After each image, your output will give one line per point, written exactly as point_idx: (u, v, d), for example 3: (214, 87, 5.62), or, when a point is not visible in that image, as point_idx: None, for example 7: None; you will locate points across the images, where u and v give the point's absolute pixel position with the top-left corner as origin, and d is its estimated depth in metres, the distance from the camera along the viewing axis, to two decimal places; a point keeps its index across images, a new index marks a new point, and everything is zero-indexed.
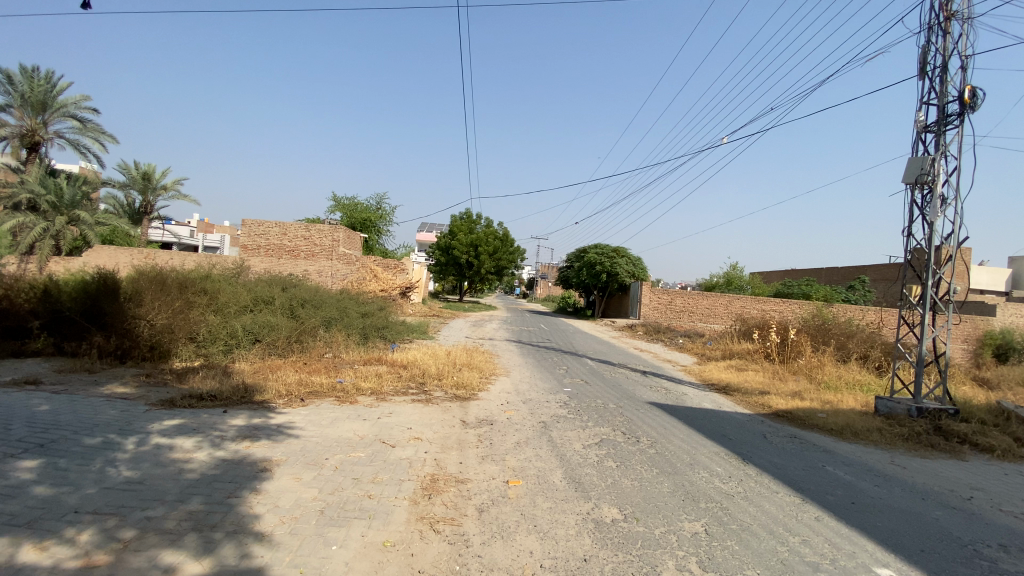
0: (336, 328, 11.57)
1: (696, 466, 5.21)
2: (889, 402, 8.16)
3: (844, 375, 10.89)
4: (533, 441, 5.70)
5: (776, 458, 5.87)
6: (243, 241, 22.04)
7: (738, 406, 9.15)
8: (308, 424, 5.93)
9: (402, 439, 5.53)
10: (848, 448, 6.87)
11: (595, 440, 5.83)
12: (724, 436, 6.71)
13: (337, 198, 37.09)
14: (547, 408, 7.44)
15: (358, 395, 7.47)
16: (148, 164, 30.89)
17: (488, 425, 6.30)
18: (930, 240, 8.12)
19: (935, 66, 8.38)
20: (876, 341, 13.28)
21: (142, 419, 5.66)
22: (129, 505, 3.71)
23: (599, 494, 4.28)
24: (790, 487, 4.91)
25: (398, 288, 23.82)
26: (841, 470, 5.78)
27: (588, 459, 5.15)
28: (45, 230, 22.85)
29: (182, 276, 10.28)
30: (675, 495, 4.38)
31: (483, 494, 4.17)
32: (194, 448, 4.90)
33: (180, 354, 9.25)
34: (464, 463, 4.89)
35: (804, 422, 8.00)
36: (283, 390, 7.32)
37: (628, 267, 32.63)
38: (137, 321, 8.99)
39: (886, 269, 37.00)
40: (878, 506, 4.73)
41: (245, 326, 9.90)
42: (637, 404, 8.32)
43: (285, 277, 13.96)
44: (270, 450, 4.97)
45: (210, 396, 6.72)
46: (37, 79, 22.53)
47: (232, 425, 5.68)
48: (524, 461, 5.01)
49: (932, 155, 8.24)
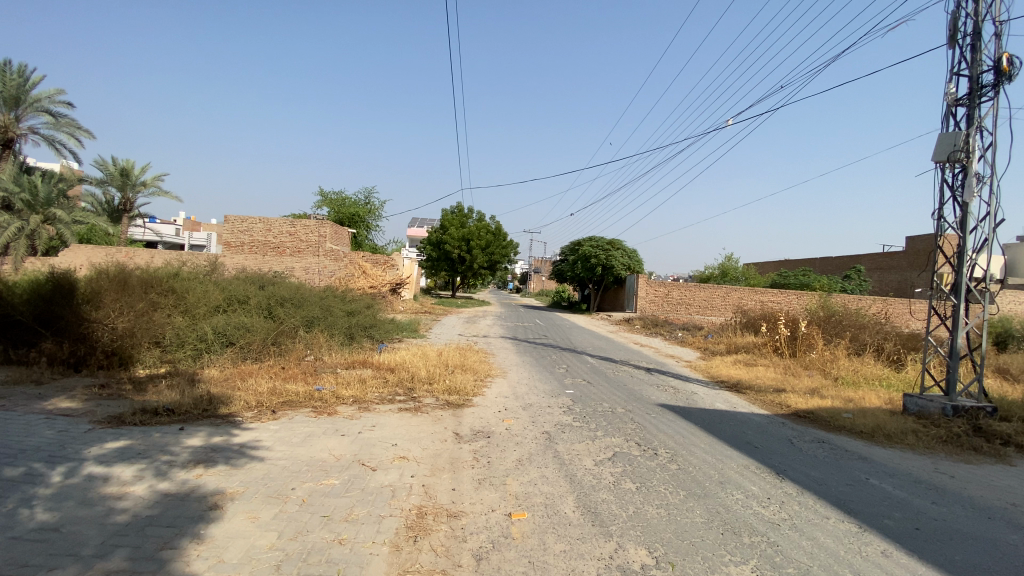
0: (318, 327, 10.74)
1: (728, 485, 4.48)
2: (920, 401, 7.50)
3: (861, 370, 10.22)
4: (537, 458, 4.94)
5: (813, 472, 5.13)
6: (226, 237, 21.15)
7: (752, 406, 8.45)
8: (276, 442, 5.13)
9: (386, 460, 4.75)
10: (884, 453, 6.17)
11: (607, 455, 5.09)
12: (749, 443, 5.97)
13: (325, 193, 36.03)
14: (550, 416, 6.68)
15: (338, 404, 6.67)
16: (127, 160, 29.74)
17: (485, 439, 5.52)
18: (962, 223, 7.44)
19: (966, 34, 7.69)
20: (891, 332, 12.61)
21: (79, 442, 4.84)
22: (32, 564, 2.94)
23: (621, 529, 3.54)
24: (840, 511, 4.17)
25: (388, 285, 23.00)
26: (886, 483, 5.07)
27: (603, 481, 4.40)
28: (19, 229, 21.65)
29: (146, 275, 9.42)
30: (711, 528, 3.64)
31: (481, 534, 3.42)
32: (133, 479, 4.11)
33: (144, 361, 8.43)
34: (458, 491, 4.11)
35: (830, 423, 7.30)
36: (252, 400, 6.50)
37: (623, 260, 31.86)
38: (93, 325, 8.13)
39: (881, 258, 36.55)
40: (944, 531, 4.01)
41: (216, 327, 9.02)
42: (646, 406, 7.59)
43: (265, 274, 13.11)
44: (225, 479, 4.17)
45: (167, 411, 5.91)
46: (9, 73, 21.35)
47: (186, 446, 4.88)
48: (528, 485, 4.25)
49: (964, 129, 7.53)
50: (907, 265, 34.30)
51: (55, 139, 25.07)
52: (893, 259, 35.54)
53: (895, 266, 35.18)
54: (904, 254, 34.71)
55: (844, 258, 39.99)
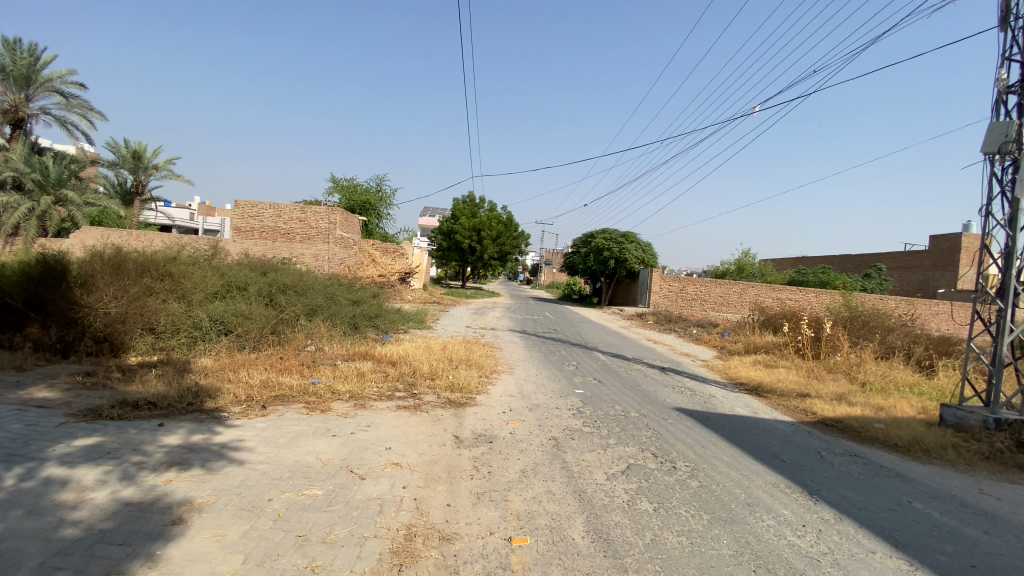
0: (321, 316, 10.35)
1: (757, 508, 3.99)
2: (959, 412, 6.90)
3: (891, 375, 9.61)
4: (543, 469, 4.48)
5: (849, 492, 4.62)
6: (235, 222, 20.91)
7: (774, 412, 7.92)
8: (260, 443, 4.72)
9: (376, 467, 4.32)
10: (923, 470, 5.63)
11: (621, 467, 4.63)
12: (777, 457, 5.45)
13: (337, 179, 35.64)
14: (559, 418, 6.22)
15: (333, 400, 6.26)
16: (139, 142, 29.57)
17: (486, 444, 5.07)
18: (1012, 221, 6.81)
19: (1019, 15, 6.99)
20: (922, 335, 11.93)
21: (46, 439, 4.50)
22: None
23: (637, 563, 3.07)
24: (886, 543, 3.66)
25: (397, 274, 22.63)
26: (930, 507, 4.55)
27: (617, 500, 3.92)
28: (30, 210, 21.55)
29: (142, 258, 9.09)
30: (741, 563, 3.16)
31: (477, 564, 2.97)
32: (95, 484, 3.73)
33: (137, 347, 8.10)
34: (453, 507, 3.67)
35: (860, 434, 6.75)
36: (242, 394, 6.09)
37: (637, 253, 31.11)
38: (84, 310, 7.79)
39: (903, 257, 35.46)
40: (1008, 568, 3.49)
41: (212, 314, 8.66)
42: (661, 410, 7.09)
43: (269, 260, 12.75)
44: (197, 486, 3.77)
45: (148, 403, 5.54)
46: (20, 51, 21.06)
47: (161, 445, 4.49)
48: (531, 503, 3.79)
49: (1016, 119, 6.87)
50: (930, 264, 33.23)
51: (67, 120, 24.94)
52: (915, 259, 34.47)
53: (918, 265, 34.12)
54: (927, 253, 33.62)
55: (864, 257, 38.91)
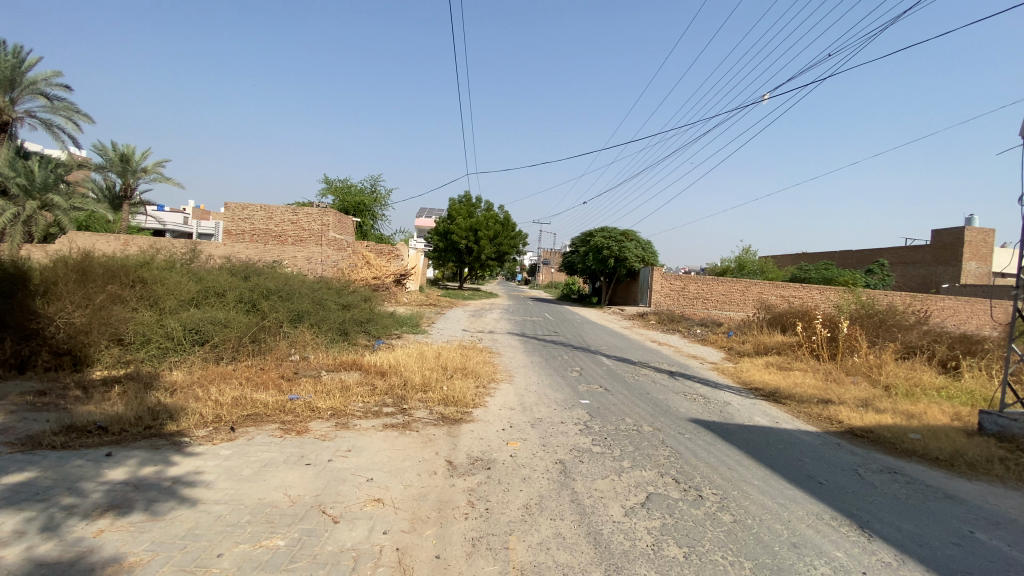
0: (307, 322, 9.70)
1: (806, 551, 3.36)
2: (1001, 419, 6.30)
3: (916, 378, 9.00)
4: (550, 504, 3.83)
5: (904, 523, 4.00)
6: (226, 225, 20.24)
7: (797, 421, 7.30)
8: (221, 475, 4.07)
9: (354, 505, 3.67)
10: (975, 489, 5.00)
11: (639, 498, 3.99)
12: (813, 478, 4.82)
13: (331, 181, 34.90)
14: (565, 435, 5.58)
15: (312, 420, 5.61)
16: (127, 145, 28.78)
17: (484, 472, 4.42)
18: None
19: None
20: (942, 333, 11.34)
21: None
22: None
23: None
24: None
25: (392, 276, 21.94)
26: (997, 537, 3.93)
27: (639, 544, 3.29)
28: (15, 216, 20.80)
29: (111, 263, 8.44)
30: None
31: None
32: (8, 537, 3.06)
33: (102, 361, 7.36)
34: (443, 561, 3.02)
35: (896, 447, 6.12)
36: (209, 415, 5.43)
37: (637, 252, 30.52)
38: (43, 320, 7.12)
39: (904, 251, 34.97)
40: None
41: (186, 322, 7.97)
42: (677, 422, 6.44)
43: (255, 263, 12.06)
44: (132, 538, 3.11)
45: (99, 429, 4.87)
46: (3, 53, 20.32)
47: (103, 482, 3.84)
48: (537, 552, 3.15)
49: None
50: (932, 260, 32.83)
51: (53, 123, 24.16)
52: (917, 253, 34.00)
53: (920, 260, 33.67)
54: (929, 248, 33.18)
55: (865, 253, 38.44)
